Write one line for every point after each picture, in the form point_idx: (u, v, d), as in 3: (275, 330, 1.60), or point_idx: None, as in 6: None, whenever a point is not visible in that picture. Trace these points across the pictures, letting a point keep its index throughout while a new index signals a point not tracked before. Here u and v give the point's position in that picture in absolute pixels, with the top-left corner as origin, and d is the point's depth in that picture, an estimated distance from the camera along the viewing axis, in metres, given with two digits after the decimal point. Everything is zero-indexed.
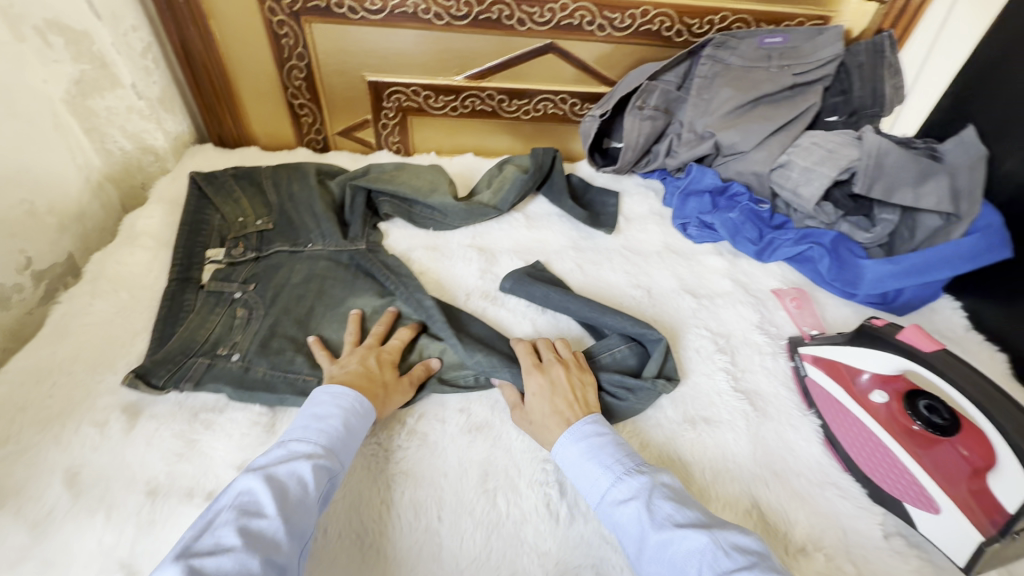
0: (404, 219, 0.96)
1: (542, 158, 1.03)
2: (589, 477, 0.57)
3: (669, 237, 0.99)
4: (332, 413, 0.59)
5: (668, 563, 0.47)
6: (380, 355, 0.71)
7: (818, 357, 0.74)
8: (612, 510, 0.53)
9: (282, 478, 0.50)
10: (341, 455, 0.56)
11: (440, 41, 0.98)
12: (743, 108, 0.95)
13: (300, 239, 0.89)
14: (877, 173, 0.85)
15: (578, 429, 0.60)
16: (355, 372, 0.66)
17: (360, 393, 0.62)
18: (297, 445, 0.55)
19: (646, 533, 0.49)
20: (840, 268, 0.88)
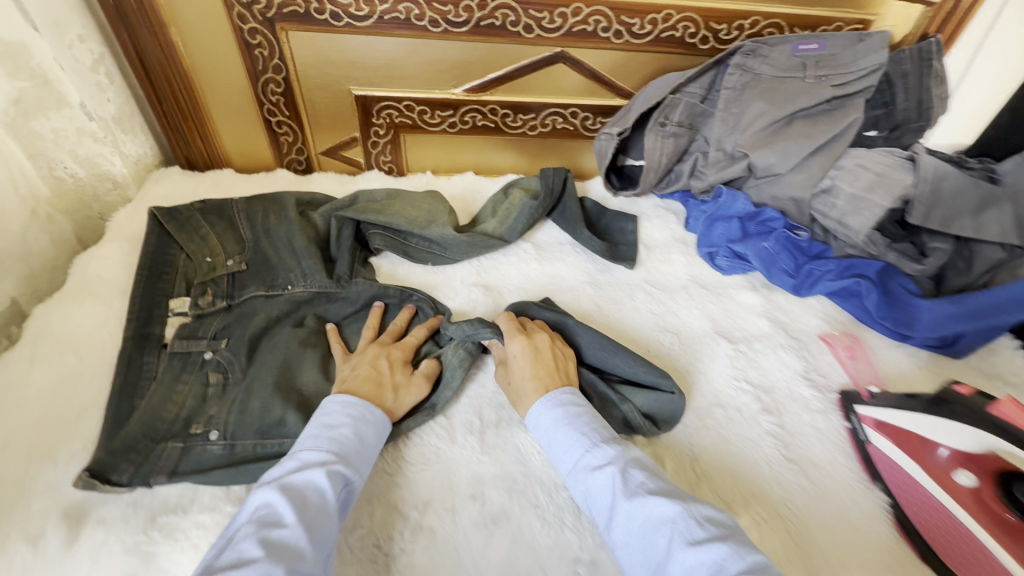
0: (399, 254, 0.84)
1: (552, 180, 0.93)
2: (562, 446, 0.56)
3: (696, 268, 0.89)
4: (342, 422, 0.56)
5: (637, 534, 0.47)
6: (391, 356, 0.68)
7: (880, 422, 0.65)
8: (583, 478, 0.53)
9: (299, 488, 0.49)
10: (358, 463, 0.54)
11: (436, 50, 0.87)
12: (780, 124, 0.84)
13: (277, 280, 0.77)
14: (933, 202, 0.76)
15: (550, 401, 0.60)
16: (365, 376, 0.63)
17: (367, 400, 0.59)
18: (309, 455, 0.52)
19: (616, 504, 0.49)
20: (890, 306, 0.78)
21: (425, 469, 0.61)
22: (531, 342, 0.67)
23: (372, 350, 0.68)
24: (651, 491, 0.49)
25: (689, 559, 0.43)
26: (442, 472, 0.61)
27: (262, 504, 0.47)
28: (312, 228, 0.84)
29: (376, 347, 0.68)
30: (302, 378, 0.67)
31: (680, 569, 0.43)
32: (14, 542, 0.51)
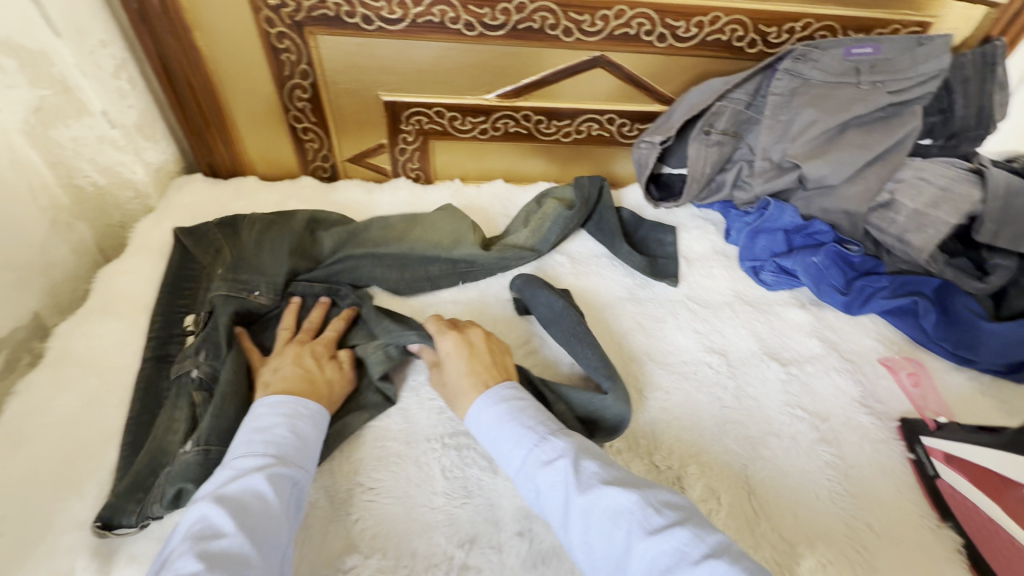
0: (398, 281, 0.78)
1: (588, 191, 0.88)
2: (507, 444, 0.53)
3: (739, 283, 0.85)
4: (276, 423, 0.54)
5: (595, 530, 0.44)
6: (308, 353, 0.64)
7: (951, 456, 0.61)
8: (534, 475, 0.50)
9: (236, 497, 0.46)
10: (300, 461, 0.52)
11: (470, 54, 0.83)
12: (832, 133, 0.80)
13: (244, 279, 0.70)
14: (1003, 218, 0.73)
15: (492, 396, 0.57)
16: (292, 377, 0.60)
17: (298, 396, 0.57)
18: (245, 460, 0.50)
19: (570, 500, 0.46)
20: (949, 327, 0.75)
21: (467, 503, 0.57)
22: (461, 338, 0.64)
23: (290, 349, 0.64)
24: (602, 480, 0.47)
25: (651, 550, 0.41)
26: (486, 507, 0.57)
27: (197, 519, 0.44)
28: (316, 250, 0.77)
29: (294, 345, 0.64)
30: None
31: (643, 561, 0.41)
32: None
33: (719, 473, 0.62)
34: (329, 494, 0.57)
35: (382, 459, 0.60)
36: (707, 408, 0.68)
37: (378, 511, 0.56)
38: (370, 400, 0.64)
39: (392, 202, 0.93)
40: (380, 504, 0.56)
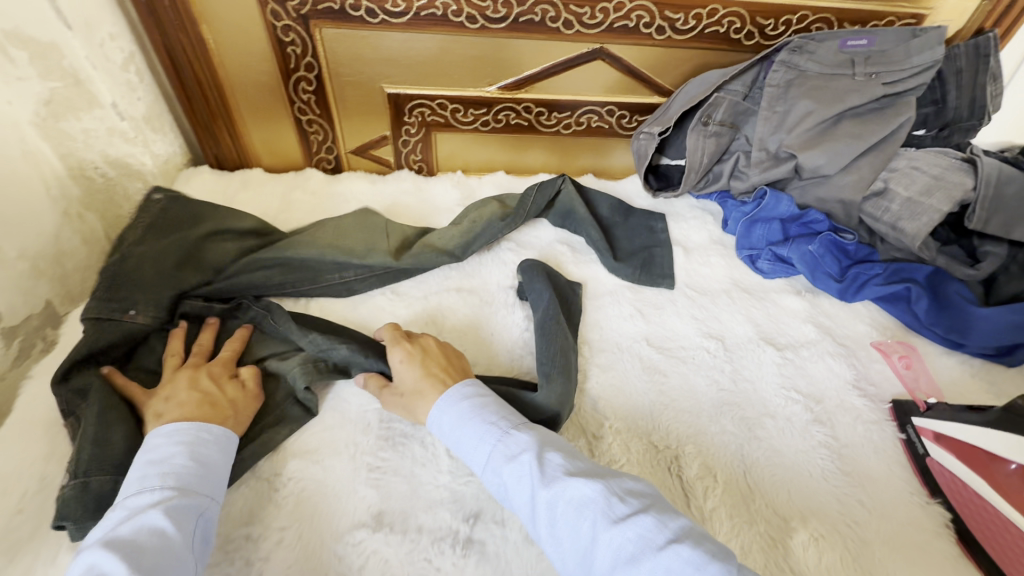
0: (309, 288, 0.75)
1: (534, 200, 0.86)
2: (470, 442, 0.54)
3: (736, 272, 0.87)
4: (175, 452, 0.51)
5: (560, 522, 0.46)
6: (203, 377, 0.60)
7: (940, 435, 0.63)
8: (500, 471, 0.51)
9: (129, 539, 0.44)
10: (203, 489, 0.50)
11: (472, 46, 0.85)
12: (827, 124, 0.82)
13: (117, 298, 0.64)
14: (995, 205, 0.74)
15: (456, 392, 0.58)
16: (190, 403, 0.56)
17: (198, 420, 0.54)
18: (139, 499, 0.47)
19: (536, 493, 0.48)
20: (941, 312, 0.77)
21: (472, 481, 0.59)
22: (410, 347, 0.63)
23: (183, 374, 0.60)
24: (563, 473, 0.48)
25: (615, 538, 0.43)
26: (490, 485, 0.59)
27: (83, 570, 0.41)
28: (215, 257, 0.73)
29: (188, 369, 0.61)
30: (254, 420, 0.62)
31: (608, 550, 0.42)
32: (66, 554, 0.51)
33: (716, 452, 0.64)
34: (339, 473, 0.59)
35: (390, 438, 0.62)
36: (704, 391, 0.70)
37: (387, 487, 0.58)
38: (288, 413, 0.63)
39: (396, 193, 0.94)
40: (387, 482, 0.58)
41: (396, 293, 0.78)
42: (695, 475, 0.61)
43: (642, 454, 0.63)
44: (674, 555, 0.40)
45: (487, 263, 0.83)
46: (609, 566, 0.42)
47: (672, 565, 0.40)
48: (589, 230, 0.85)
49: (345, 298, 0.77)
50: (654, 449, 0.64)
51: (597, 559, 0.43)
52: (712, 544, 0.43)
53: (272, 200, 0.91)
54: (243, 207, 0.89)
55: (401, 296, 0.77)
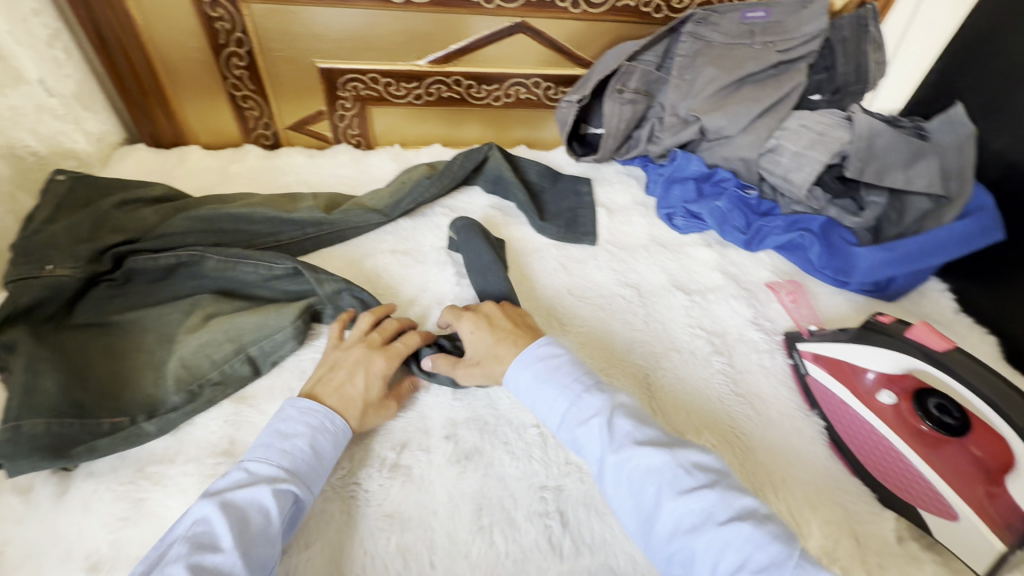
0: (242, 245, 0.78)
1: (463, 166, 0.90)
2: (545, 403, 0.56)
3: (654, 228, 0.94)
4: (299, 433, 0.54)
5: (626, 483, 0.48)
6: (371, 367, 0.62)
7: (818, 355, 0.69)
8: (573, 430, 0.54)
9: (242, 507, 0.47)
10: (308, 479, 0.53)
11: (398, 21, 0.89)
12: (730, 88, 0.89)
13: (38, 258, 0.66)
14: (868, 156, 0.82)
15: (528, 355, 0.59)
16: (336, 391, 0.59)
17: (330, 407, 0.57)
18: (258, 467, 0.51)
19: (605, 456, 0.50)
20: (830, 255, 0.85)
21: (400, 417, 0.64)
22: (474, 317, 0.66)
23: (361, 349, 0.63)
24: (638, 447, 0.49)
25: (679, 507, 0.45)
26: (417, 419, 0.65)
27: (198, 520, 0.46)
28: (140, 221, 0.75)
29: (377, 350, 0.63)
30: (203, 366, 0.64)
31: (670, 517, 0.45)
32: (5, 496, 0.54)
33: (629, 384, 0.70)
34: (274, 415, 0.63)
35: None
36: (619, 332, 0.77)
37: None
38: (235, 371, 0.64)
39: (334, 166, 0.97)
40: None
41: (333, 255, 0.82)
42: None
43: None
44: (739, 534, 0.43)
45: (422, 228, 0.87)
46: (668, 530, 0.46)
47: (732, 539, 0.43)
48: (516, 193, 0.91)
49: None
50: None
51: (659, 521, 0.46)
52: (775, 525, 0.44)
53: (209, 175, 0.93)
54: (181, 182, 0.91)
55: (338, 258, 0.81)
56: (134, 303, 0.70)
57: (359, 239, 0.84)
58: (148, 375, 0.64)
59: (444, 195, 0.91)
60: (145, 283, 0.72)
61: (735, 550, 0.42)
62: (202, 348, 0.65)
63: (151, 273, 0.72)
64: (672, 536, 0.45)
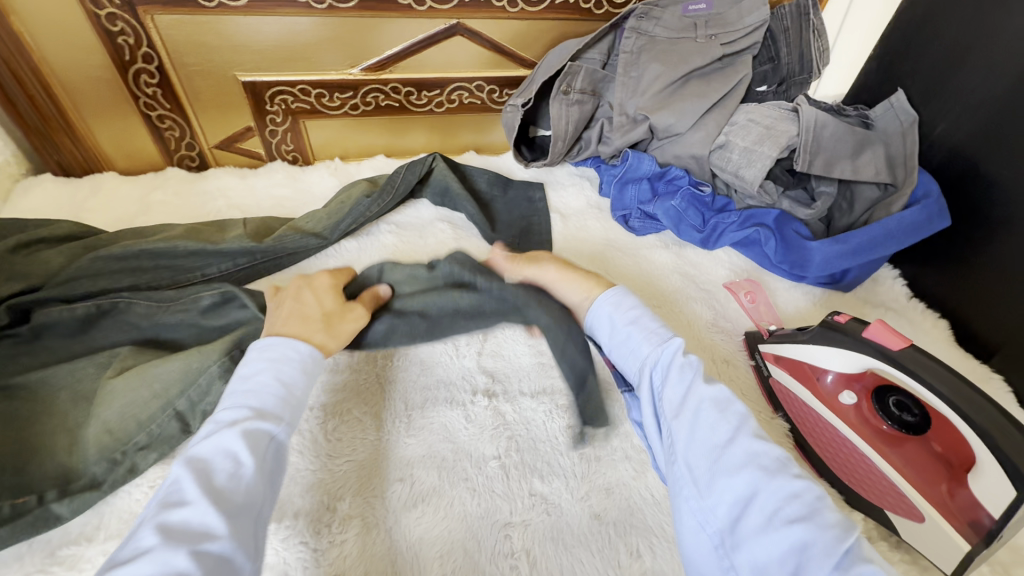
0: (164, 283, 0.71)
1: (402, 180, 0.84)
2: (639, 335, 0.57)
3: (611, 232, 0.91)
4: (261, 369, 0.51)
5: (706, 416, 0.49)
6: (315, 286, 0.63)
7: (779, 357, 0.69)
8: (660, 359, 0.55)
9: (207, 458, 0.45)
10: (282, 414, 0.50)
11: (326, 27, 0.83)
12: (676, 85, 0.88)
13: None
14: (815, 149, 0.81)
15: (625, 294, 0.61)
16: (299, 308, 0.58)
17: (283, 329, 0.55)
18: (224, 415, 0.48)
19: (694, 386, 0.51)
20: (786, 250, 0.83)
21: (348, 462, 0.60)
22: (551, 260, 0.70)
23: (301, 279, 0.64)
24: (732, 395, 0.51)
25: (754, 447, 0.46)
26: (369, 461, 0.60)
27: (168, 481, 0.44)
28: (46, 267, 0.68)
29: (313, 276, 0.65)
30: (129, 428, 0.57)
31: (744, 451, 0.46)
32: None
33: None
34: None
35: None
36: None
37: None
38: (162, 431, 0.58)
39: (269, 186, 0.90)
40: None
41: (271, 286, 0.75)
42: (570, 421, 0.65)
43: (519, 412, 0.66)
44: (810, 492, 0.43)
45: (367, 248, 0.82)
46: (738, 462, 0.46)
47: (803, 493, 0.43)
48: (464, 206, 0.86)
49: None
50: (531, 407, 0.66)
51: (728, 455, 0.47)
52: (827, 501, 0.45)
53: (128, 205, 0.85)
54: (95, 215, 0.82)
55: None
56: (43, 361, 0.63)
57: (299, 266, 0.78)
58: (60, 442, 0.57)
59: (389, 211, 0.86)
60: (55, 337, 0.64)
61: (806, 502, 0.42)
62: (123, 408, 0.58)
63: (58, 326, 0.64)
64: (739, 470, 0.45)
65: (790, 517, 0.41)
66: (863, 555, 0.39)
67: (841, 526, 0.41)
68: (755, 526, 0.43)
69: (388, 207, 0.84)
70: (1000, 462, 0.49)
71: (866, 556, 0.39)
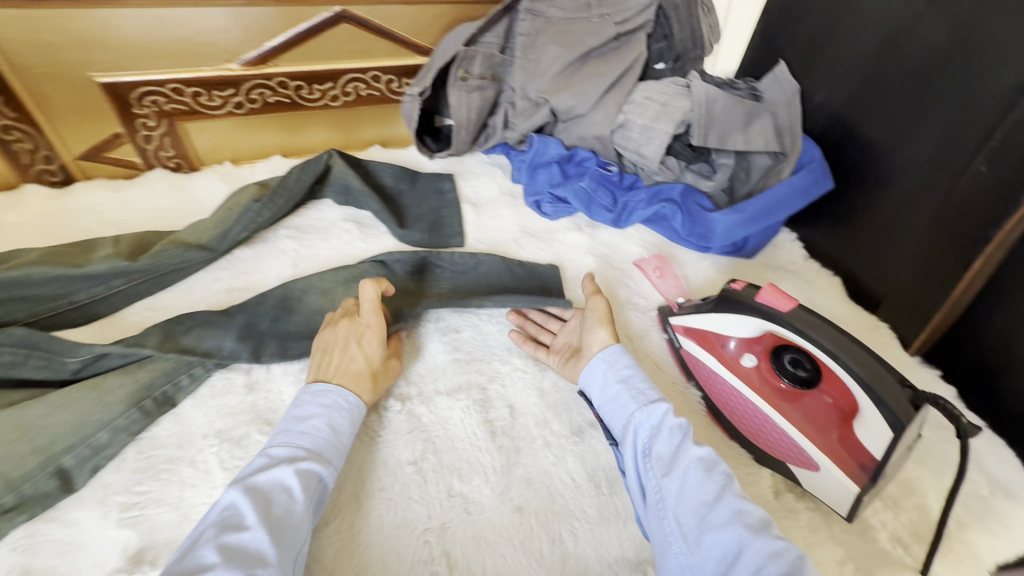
0: (21, 317, 0.63)
1: (293, 184, 0.79)
2: (630, 394, 0.57)
3: (524, 219, 0.90)
4: (315, 414, 0.54)
5: (693, 475, 0.50)
6: (363, 337, 0.61)
7: (688, 328, 0.70)
8: (642, 420, 0.55)
9: (265, 489, 0.47)
10: (332, 459, 0.52)
11: (193, 19, 0.76)
12: (575, 66, 0.87)
13: None
14: (709, 123, 0.83)
15: (623, 352, 0.61)
16: (344, 368, 0.58)
17: (341, 386, 0.56)
18: (280, 450, 0.51)
19: (685, 445, 0.52)
20: (692, 223, 0.85)
21: None
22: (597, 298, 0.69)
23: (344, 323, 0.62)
24: (718, 457, 0.52)
25: (736, 503, 0.47)
26: None
27: (226, 506, 0.46)
28: None
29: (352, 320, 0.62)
30: None
31: (730, 509, 0.47)
32: None
33: (512, 393, 0.67)
34: (84, 526, 0.51)
35: (148, 469, 0.55)
36: (497, 336, 0.73)
37: (149, 522, 0.52)
38: (35, 489, 0.52)
39: (147, 197, 0.82)
40: (149, 516, 0.52)
41: (154, 308, 0.69)
42: (489, 415, 0.64)
43: (434, 413, 0.64)
44: (790, 551, 0.44)
45: (264, 256, 0.77)
46: (722, 520, 0.46)
47: (783, 551, 0.43)
48: (368, 204, 0.83)
49: (88, 325, 0.66)
50: (447, 405, 0.64)
51: (715, 512, 0.47)
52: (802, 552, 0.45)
53: None
54: None
55: (160, 310, 0.69)
56: None
57: (187, 282, 0.72)
58: None
59: (286, 215, 0.81)
60: None
61: (787, 563, 0.43)
62: None
63: None
64: (726, 525, 0.46)
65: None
66: None
67: None
68: None
69: (282, 211, 0.78)
70: (879, 409, 0.52)
71: None
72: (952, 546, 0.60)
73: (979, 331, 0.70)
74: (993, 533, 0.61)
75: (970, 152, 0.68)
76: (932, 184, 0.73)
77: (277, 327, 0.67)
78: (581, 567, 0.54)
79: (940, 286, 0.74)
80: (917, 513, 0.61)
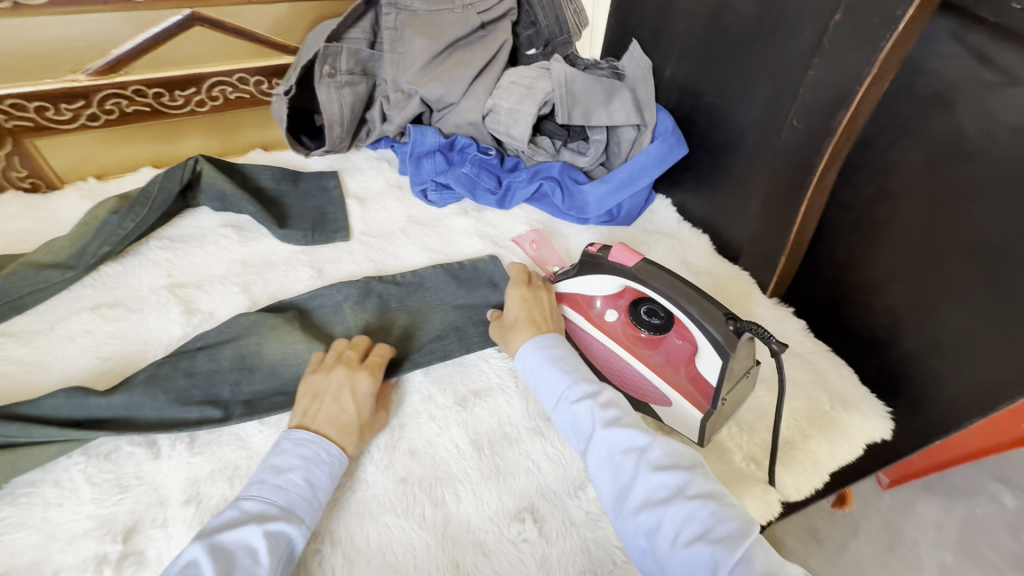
0: None
1: (158, 194, 0.78)
2: (546, 390, 0.60)
3: (411, 209, 0.92)
4: (293, 466, 0.53)
5: (607, 459, 0.52)
6: (357, 388, 0.61)
7: (561, 293, 0.75)
8: (564, 415, 0.57)
9: (231, 549, 0.46)
10: (305, 516, 0.51)
11: (22, 32, 0.73)
12: (441, 56, 0.90)
13: None
14: (571, 101, 0.88)
15: (539, 345, 0.63)
16: (329, 418, 0.58)
17: (324, 437, 0.56)
18: (252, 505, 0.50)
19: (595, 433, 0.54)
20: (570, 197, 0.92)
21: (124, 498, 0.54)
22: (511, 302, 0.70)
23: (339, 370, 0.62)
24: (634, 432, 0.52)
25: (651, 481, 0.49)
26: (149, 492, 0.55)
27: (185, 564, 0.44)
28: None
29: (345, 368, 0.62)
30: None
31: (644, 488, 0.49)
32: None
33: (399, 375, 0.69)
34: None
35: (9, 496, 0.54)
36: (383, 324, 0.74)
37: (9, 547, 0.50)
38: None
39: None
40: (8, 541, 0.51)
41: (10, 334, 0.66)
42: None
43: None
44: (705, 508, 0.46)
45: (134, 268, 0.75)
46: (639, 502, 0.48)
47: (696, 512, 0.46)
48: (245, 209, 0.82)
49: None
50: None
51: (633, 492, 0.49)
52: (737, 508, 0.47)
53: None
54: None
55: (16, 336, 0.66)
56: None
57: (47, 305, 0.69)
58: None
59: (155, 225, 0.79)
60: None
61: (701, 522, 0.45)
62: None
63: None
64: (642, 508, 0.48)
65: (687, 539, 0.44)
66: (754, 565, 0.42)
67: (732, 536, 0.44)
68: (666, 554, 0.45)
69: (148, 221, 0.77)
70: (711, 343, 0.59)
71: (760, 567, 0.42)
72: (798, 456, 0.68)
73: (820, 261, 0.80)
74: (833, 440, 0.69)
75: (785, 109, 0.76)
76: (763, 141, 0.81)
77: (240, 391, 0.64)
78: (464, 524, 0.57)
79: (782, 231, 0.81)
80: (767, 432, 0.69)
